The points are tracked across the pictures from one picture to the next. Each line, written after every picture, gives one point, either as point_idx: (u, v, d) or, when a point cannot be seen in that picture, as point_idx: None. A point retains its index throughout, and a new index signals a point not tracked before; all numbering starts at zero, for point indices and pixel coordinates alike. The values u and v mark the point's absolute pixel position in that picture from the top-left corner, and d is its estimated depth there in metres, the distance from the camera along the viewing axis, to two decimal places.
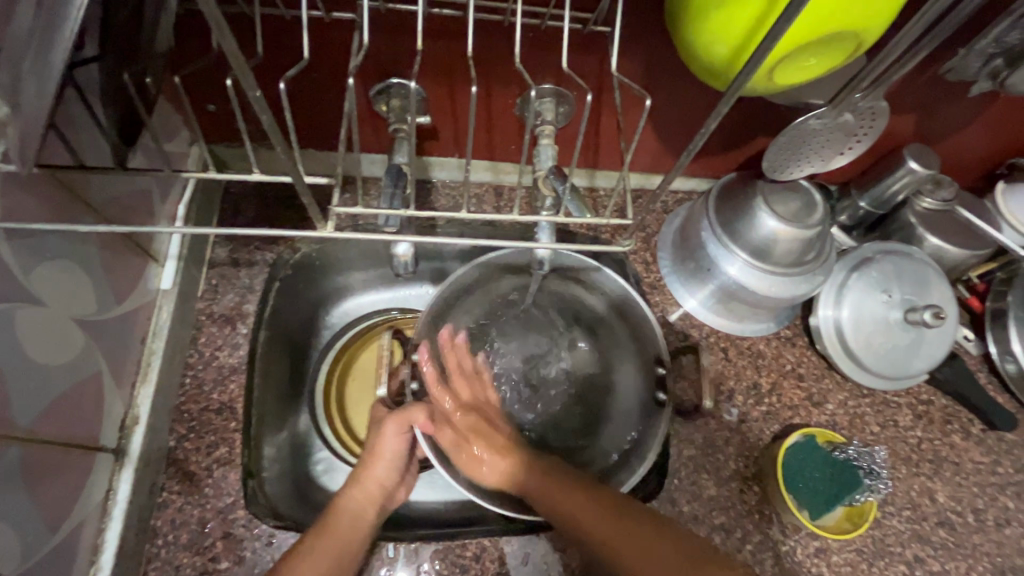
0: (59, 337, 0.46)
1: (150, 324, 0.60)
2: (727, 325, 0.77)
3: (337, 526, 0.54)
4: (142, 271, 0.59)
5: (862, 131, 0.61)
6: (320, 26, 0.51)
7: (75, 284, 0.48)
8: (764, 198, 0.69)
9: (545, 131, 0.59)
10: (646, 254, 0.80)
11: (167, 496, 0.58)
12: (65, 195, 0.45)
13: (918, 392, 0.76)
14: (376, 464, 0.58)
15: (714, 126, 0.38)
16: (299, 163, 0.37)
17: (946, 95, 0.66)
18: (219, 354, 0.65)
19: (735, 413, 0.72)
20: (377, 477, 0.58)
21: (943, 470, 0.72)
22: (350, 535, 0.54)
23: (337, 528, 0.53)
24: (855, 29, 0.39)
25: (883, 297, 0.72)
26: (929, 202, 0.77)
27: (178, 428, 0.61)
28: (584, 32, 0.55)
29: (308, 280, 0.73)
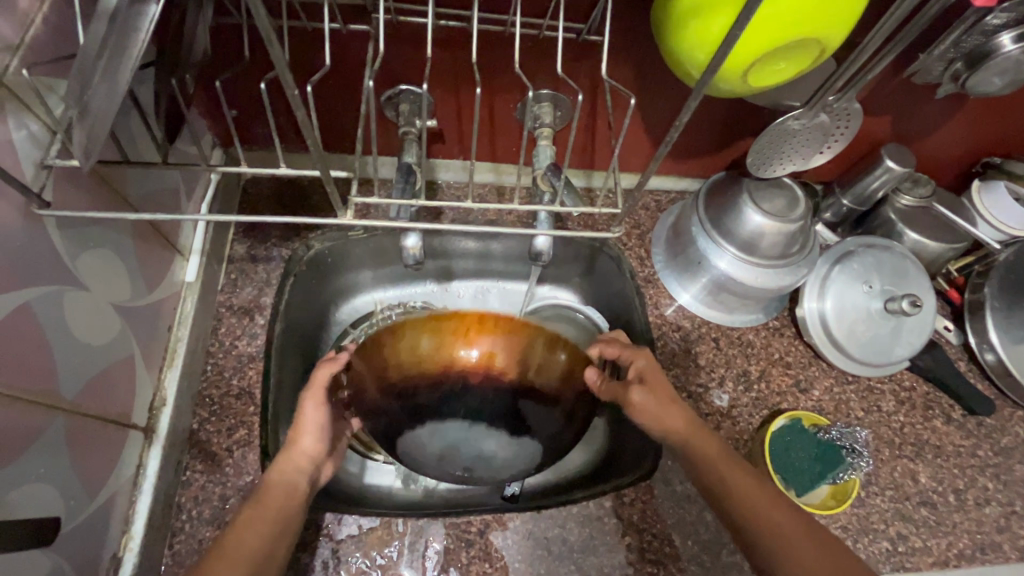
0: (100, 320, 0.50)
1: (176, 313, 0.64)
2: (717, 316, 0.81)
3: (268, 498, 0.51)
4: (170, 264, 0.63)
5: (839, 130, 0.66)
6: (338, 37, 0.56)
7: (114, 272, 0.53)
8: (750, 195, 0.74)
9: (544, 133, 0.64)
10: (640, 250, 0.85)
11: (191, 474, 0.62)
12: (107, 190, 0.50)
13: (901, 379, 0.80)
14: (303, 436, 0.56)
15: (686, 120, 0.41)
16: (324, 157, 0.41)
17: (918, 98, 0.71)
18: (238, 344, 0.70)
19: (725, 399, 0.76)
20: (304, 448, 0.56)
21: (924, 452, 0.76)
22: (283, 508, 0.51)
23: (267, 501, 0.51)
24: (819, 34, 0.44)
25: (864, 288, 0.76)
26: (908, 199, 0.82)
27: (200, 411, 0.65)
28: (579, 41, 0.60)
29: (321, 275, 0.77)
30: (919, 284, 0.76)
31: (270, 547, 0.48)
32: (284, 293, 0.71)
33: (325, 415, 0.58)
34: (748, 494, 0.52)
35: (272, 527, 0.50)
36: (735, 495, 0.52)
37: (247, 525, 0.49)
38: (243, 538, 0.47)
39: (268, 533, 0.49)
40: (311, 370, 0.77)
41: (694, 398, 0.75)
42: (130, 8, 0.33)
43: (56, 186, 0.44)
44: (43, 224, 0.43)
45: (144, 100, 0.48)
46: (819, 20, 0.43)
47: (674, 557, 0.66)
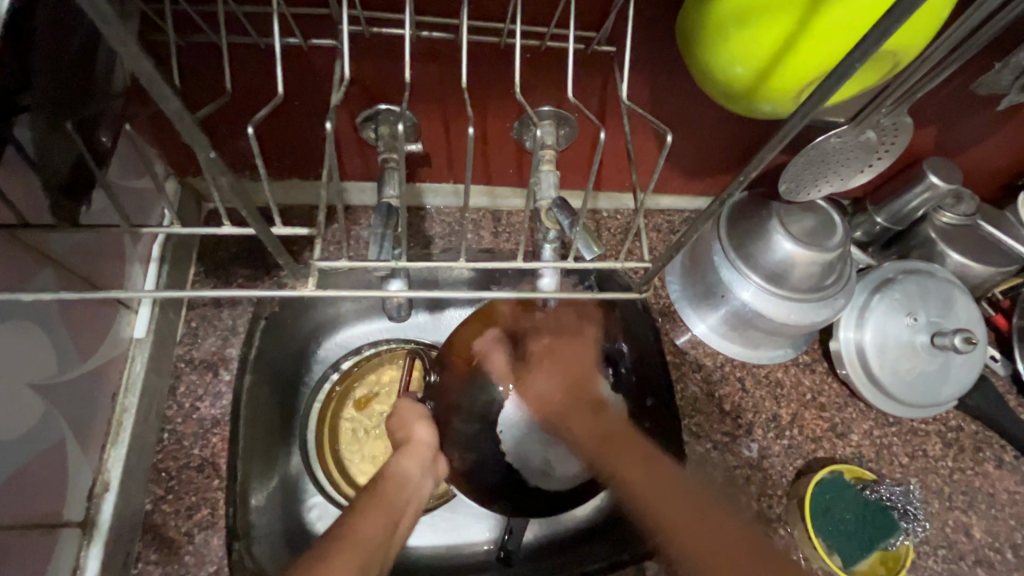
0: (15, 408, 0.41)
1: (123, 377, 0.55)
2: (742, 352, 0.73)
3: (388, 492, 0.51)
4: (114, 320, 0.54)
5: (884, 147, 0.57)
6: (301, 55, 0.48)
7: (35, 347, 0.43)
8: (779, 220, 0.65)
9: (546, 157, 0.55)
10: (654, 278, 0.76)
11: (143, 567, 0.53)
12: (18, 252, 0.40)
13: (946, 418, 0.72)
14: (415, 428, 0.57)
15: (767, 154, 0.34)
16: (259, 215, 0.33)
17: (968, 106, 0.63)
18: (200, 406, 0.61)
19: (755, 449, 0.67)
20: (420, 440, 0.57)
21: (977, 503, 0.68)
22: (395, 501, 0.51)
23: (386, 494, 0.51)
24: (892, 49, 0.36)
25: (907, 320, 0.68)
26: (948, 217, 0.74)
27: (154, 489, 0.56)
28: (587, 52, 0.52)
29: (295, 316, 0.68)
30: (967, 316, 0.68)
31: (388, 533, 0.47)
32: (252, 343, 0.62)
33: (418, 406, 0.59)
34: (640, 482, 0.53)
35: (387, 518, 0.48)
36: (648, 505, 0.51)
37: (374, 507, 0.49)
38: (363, 524, 0.46)
39: (382, 521, 0.47)
40: (287, 422, 0.67)
41: (720, 449, 0.67)
42: None
43: None
44: None
45: None
46: (899, 27, 0.34)
47: None
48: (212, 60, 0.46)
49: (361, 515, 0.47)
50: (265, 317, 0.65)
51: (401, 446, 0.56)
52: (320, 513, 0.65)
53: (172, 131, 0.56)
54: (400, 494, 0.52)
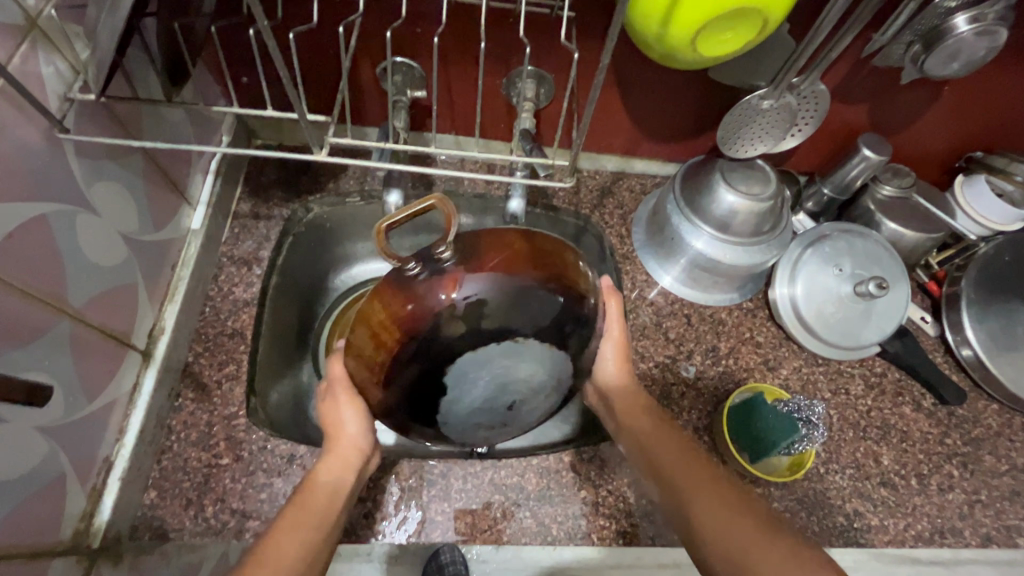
0: (108, 244, 0.56)
1: (180, 256, 0.71)
2: (692, 295, 0.84)
3: (306, 501, 0.53)
4: (177, 209, 0.70)
5: (807, 113, 0.69)
6: (333, 6, 0.63)
7: (124, 204, 0.59)
8: (723, 175, 0.77)
9: (526, 107, 0.72)
10: (621, 229, 0.88)
11: (182, 401, 0.68)
12: (121, 128, 0.55)
13: (872, 365, 0.81)
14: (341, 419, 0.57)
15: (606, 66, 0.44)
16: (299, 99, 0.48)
17: (893, 86, 0.73)
18: (235, 290, 0.76)
19: (692, 370, 0.78)
20: (345, 441, 0.57)
21: (890, 436, 0.76)
22: (320, 508, 0.53)
23: (305, 504, 0.53)
24: (758, 5, 0.47)
25: (834, 271, 0.78)
26: (889, 188, 0.83)
27: (196, 345, 0.71)
28: (552, 16, 0.64)
29: (318, 241, 0.85)
30: (891, 270, 0.77)
31: (312, 542, 0.50)
32: (280, 250, 0.79)
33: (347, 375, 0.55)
34: (696, 484, 0.53)
35: (307, 523, 0.51)
36: (691, 495, 0.53)
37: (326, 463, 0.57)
38: (287, 528, 0.50)
39: (302, 529, 0.50)
40: (303, 333, 0.83)
41: (662, 368, 0.78)
42: None
43: (77, 117, 0.50)
44: (63, 146, 0.49)
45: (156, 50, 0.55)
46: None
47: (626, 513, 0.68)
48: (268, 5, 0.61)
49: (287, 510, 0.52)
50: (291, 236, 0.81)
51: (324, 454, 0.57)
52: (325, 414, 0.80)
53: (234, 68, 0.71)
54: (328, 503, 0.54)
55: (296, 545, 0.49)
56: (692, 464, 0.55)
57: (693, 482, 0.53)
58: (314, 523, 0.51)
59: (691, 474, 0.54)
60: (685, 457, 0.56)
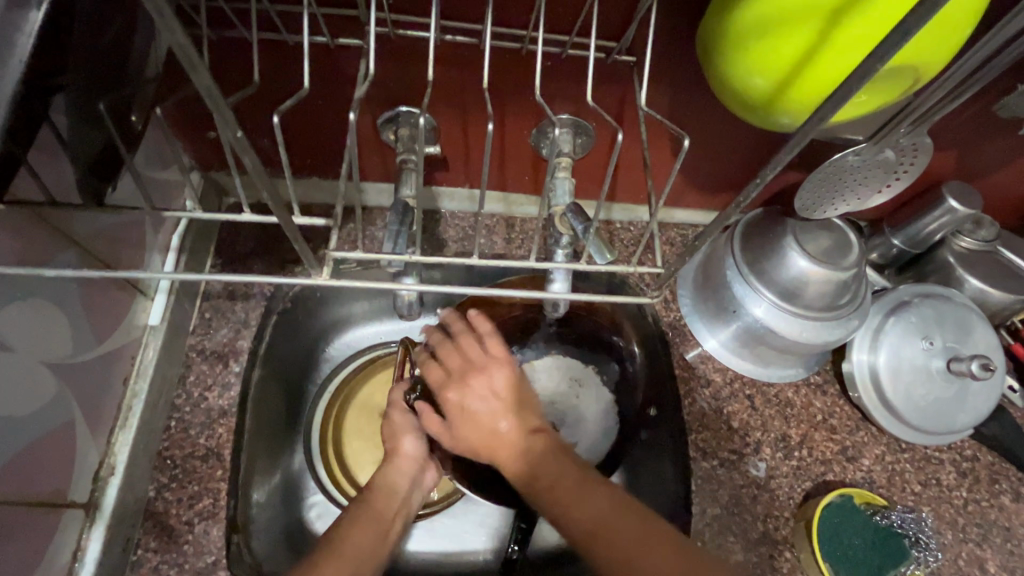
0: (29, 384, 0.42)
1: (135, 363, 0.56)
2: (752, 369, 0.72)
3: (376, 504, 0.52)
4: (129, 306, 0.55)
5: (903, 168, 0.57)
6: (327, 53, 0.49)
7: (51, 324, 0.44)
8: (794, 236, 0.65)
9: (562, 163, 0.56)
10: (666, 291, 0.76)
11: (142, 554, 0.53)
12: (42, 232, 0.41)
13: (962, 447, 0.70)
14: (403, 440, 0.56)
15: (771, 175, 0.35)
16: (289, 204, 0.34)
17: (996, 132, 0.62)
18: (208, 395, 0.61)
19: (763, 468, 0.66)
20: (406, 452, 0.56)
21: (992, 537, 0.66)
22: (384, 507, 0.53)
23: (375, 506, 0.52)
24: (914, 61, 0.35)
25: (922, 344, 0.67)
26: (969, 241, 0.73)
27: (159, 476, 0.56)
28: (607, 61, 0.52)
29: (308, 314, 0.69)
30: (986, 343, 0.67)
31: (376, 544, 0.49)
32: (264, 336, 0.63)
33: (410, 416, 0.57)
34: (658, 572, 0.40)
35: (374, 530, 0.50)
36: None
37: (389, 470, 0.55)
38: (354, 534, 0.48)
39: (371, 535, 0.49)
40: (291, 421, 0.68)
41: (727, 466, 0.65)
42: None
43: None
44: None
45: None
46: (916, 38, 0.34)
47: None
48: (241, 56, 0.48)
49: (357, 514, 0.50)
50: (277, 313, 0.65)
51: (388, 458, 0.55)
52: (320, 514, 0.66)
53: (198, 123, 0.57)
54: (387, 505, 0.53)
55: (360, 545, 0.48)
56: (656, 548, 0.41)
57: None
58: (378, 533, 0.50)
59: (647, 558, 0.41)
60: (645, 537, 0.42)
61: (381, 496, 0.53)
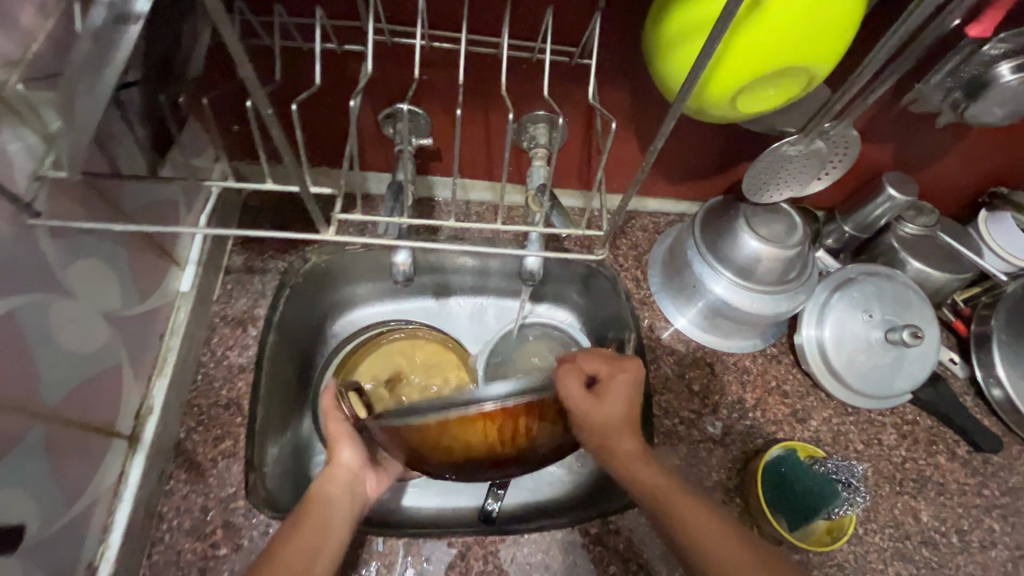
0: (88, 328, 0.51)
1: (168, 323, 0.65)
2: (714, 341, 0.80)
3: (313, 517, 0.52)
4: (165, 273, 0.64)
5: (836, 156, 0.65)
6: (334, 57, 0.58)
7: (105, 280, 0.53)
8: (747, 220, 0.73)
9: (539, 153, 0.65)
10: (637, 271, 0.84)
11: (174, 484, 0.62)
12: (102, 202, 0.51)
13: (903, 412, 0.78)
14: (341, 449, 0.60)
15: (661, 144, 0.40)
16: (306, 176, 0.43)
17: (920, 125, 0.70)
18: (229, 354, 0.70)
19: (719, 426, 0.74)
20: (342, 462, 0.59)
21: (927, 490, 0.73)
22: (326, 526, 0.52)
23: (310, 520, 0.52)
24: (804, 63, 0.44)
25: (864, 316, 0.74)
26: (911, 227, 0.80)
27: (187, 420, 0.66)
28: (571, 64, 0.61)
29: (318, 289, 0.78)
30: (921, 316, 0.74)
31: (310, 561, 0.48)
32: (278, 306, 0.72)
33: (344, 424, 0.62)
34: (695, 526, 0.51)
35: (311, 545, 0.49)
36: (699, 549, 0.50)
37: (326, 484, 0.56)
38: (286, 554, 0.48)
39: (305, 553, 0.49)
40: (303, 385, 0.77)
41: (686, 424, 0.73)
42: (114, 25, 0.34)
43: (49, 197, 0.45)
44: (35, 232, 0.44)
45: None
46: (804, 46, 0.42)
47: None
48: (264, 60, 0.57)
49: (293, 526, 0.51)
50: (290, 285, 0.74)
51: (327, 471, 0.58)
52: (324, 471, 0.74)
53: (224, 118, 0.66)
54: (327, 518, 0.53)
55: (294, 560, 0.48)
56: (705, 514, 0.52)
57: (707, 543, 0.50)
58: (318, 549, 0.49)
59: (698, 519, 0.52)
60: (690, 512, 0.53)
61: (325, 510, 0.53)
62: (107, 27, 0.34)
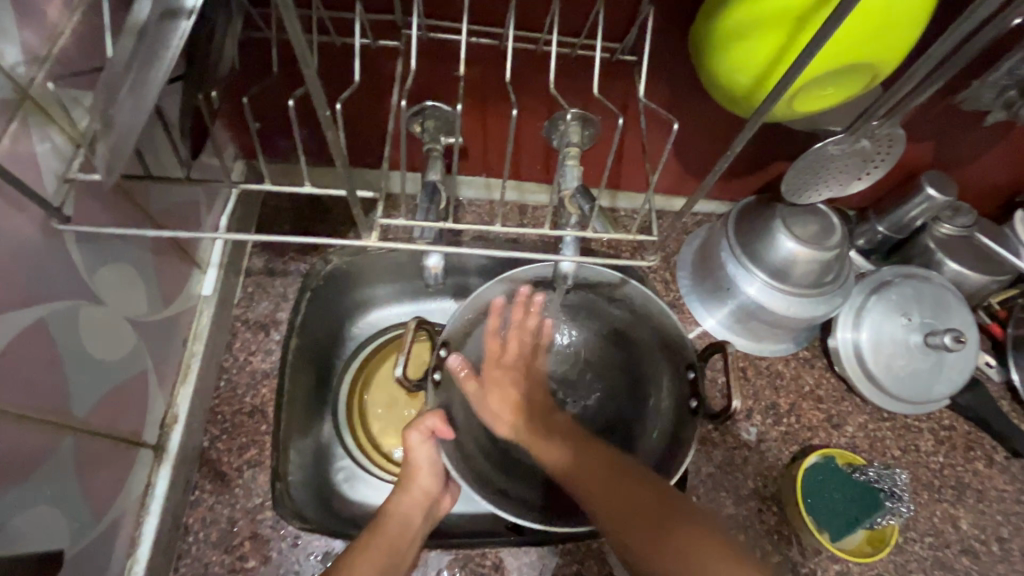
0: (115, 335, 0.49)
1: (191, 328, 0.63)
2: (746, 345, 0.78)
3: (387, 535, 0.54)
4: (187, 277, 0.62)
5: (879, 157, 0.63)
6: (368, 53, 0.56)
7: (131, 285, 0.51)
8: (783, 221, 0.71)
9: (572, 152, 0.62)
10: (666, 273, 0.82)
11: (199, 494, 0.61)
12: (129, 207, 0.49)
13: (940, 417, 0.76)
14: (421, 475, 0.58)
15: None
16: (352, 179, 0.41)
17: (965, 123, 0.68)
18: (252, 359, 0.68)
19: (754, 432, 0.72)
20: (421, 485, 0.59)
21: (966, 497, 0.71)
22: (395, 542, 0.55)
23: (385, 536, 0.54)
24: (869, 61, 0.42)
25: (902, 320, 0.73)
26: (947, 228, 0.78)
27: (212, 428, 0.64)
28: (612, 60, 0.59)
29: (339, 290, 0.76)
30: (960, 319, 0.73)
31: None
32: (300, 309, 0.70)
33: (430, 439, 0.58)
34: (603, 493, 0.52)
35: (382, 561, 0.52)
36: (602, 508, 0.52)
37: (403, 498, 0.57)
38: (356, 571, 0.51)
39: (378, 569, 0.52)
40: (323, 387, 0.75)
41: (720, 430, 0.72)
42: (160, 20, 0.32)
43: (77, 201, 0.43)
44: (63, 238, 0.42)
45: (171, 113, 0.48)
46: (871, 45, 0.40)
47: None
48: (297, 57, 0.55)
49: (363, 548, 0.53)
50: (311, 288, 0.72)
51: (402, 488, 0.58)
52: (346, 476, 0.72)
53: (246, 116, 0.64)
54: (401, 536, 0.55)
55: None
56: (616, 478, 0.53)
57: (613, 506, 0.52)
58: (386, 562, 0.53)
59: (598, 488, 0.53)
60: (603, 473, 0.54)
61: (396, 526, 0.55)
62: (151, 23, 0.32)
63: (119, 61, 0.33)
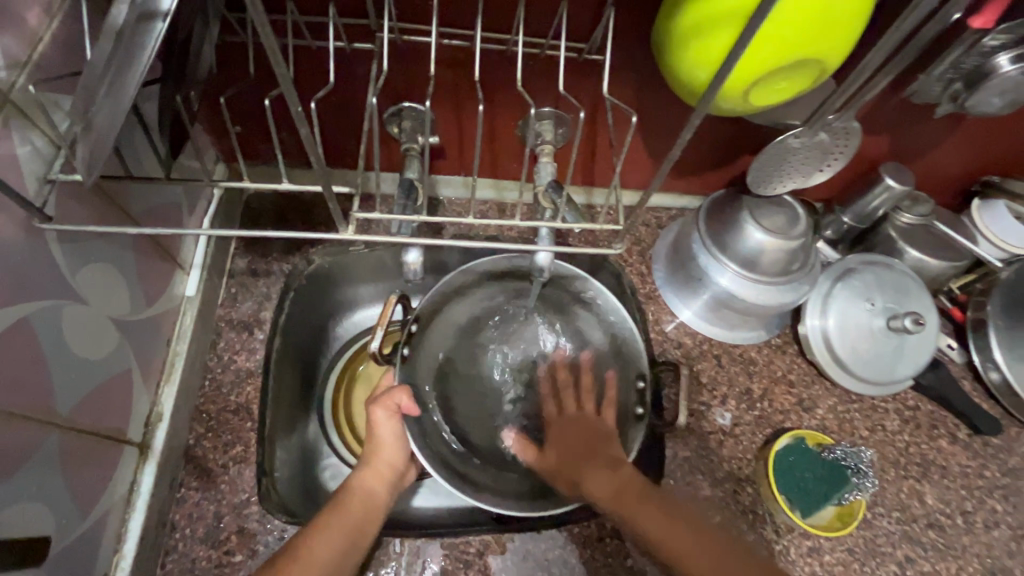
0: (97, 334, 0.50)
1: (175, 328, 0.64)
2: (719, 333, 0.81)
3: (349, 509, 0.55)
4: (170, 277, 0.63)
5: (839, 150, 0.66)
6: (344, 55, 0.58)
7: (113, 285, 0.52)
8: (751, 212, 0.74)
9: (545, 150, 0.64)
10: (641, 266, 0.85)
11: (186, 491, 0.61)
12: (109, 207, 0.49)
13: (905, 398, 0.79)
14: (382, 450, 0.60)
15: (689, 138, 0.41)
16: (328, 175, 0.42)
17: (918, 116, 0.72)
18: (237, 358, 0.69)
19: (728, 417, 0.75)
20: (385, 459, 0.60)
21: (931, 473, 0.74)
22: (359, 515, 0.55)
23: (347, 509, 0.55)
24: (816, 57, 0.44)
25: (866, 305, 0.76)
26: (908, 217, 0.81)
27: (197, 427, 0.65)
28: (580, 59, 0.61)
29: (321, 290, 0.77)
30: (921, 303, 0.76)
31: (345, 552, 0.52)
32: (283, 308, 0.70)
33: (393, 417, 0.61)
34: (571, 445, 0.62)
35: (344, 535, 0.53)
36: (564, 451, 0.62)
37: (366, 472, 0.59)
38: (316, 545, 0.51)
39: (342, 540, 0.52)
40: (307, 388, 0.76)
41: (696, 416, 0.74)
42: (136, 23, 0.33)
43: (59, 202, 0.44)
44: (45, 238, 0.43)
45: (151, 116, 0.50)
46: (816, 41, 0.43)
47: None
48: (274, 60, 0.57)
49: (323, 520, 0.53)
50: (294, 288, 0.73)
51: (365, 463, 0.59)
52: (333, 474, 0.73)
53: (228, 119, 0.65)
54: (366, 508, 0.56)
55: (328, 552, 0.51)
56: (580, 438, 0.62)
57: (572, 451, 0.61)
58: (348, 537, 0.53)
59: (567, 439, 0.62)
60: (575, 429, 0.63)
61: (358, 497, 0.56)
62: (128, 26, 0.33)
63: (98, 63, 0.35)
